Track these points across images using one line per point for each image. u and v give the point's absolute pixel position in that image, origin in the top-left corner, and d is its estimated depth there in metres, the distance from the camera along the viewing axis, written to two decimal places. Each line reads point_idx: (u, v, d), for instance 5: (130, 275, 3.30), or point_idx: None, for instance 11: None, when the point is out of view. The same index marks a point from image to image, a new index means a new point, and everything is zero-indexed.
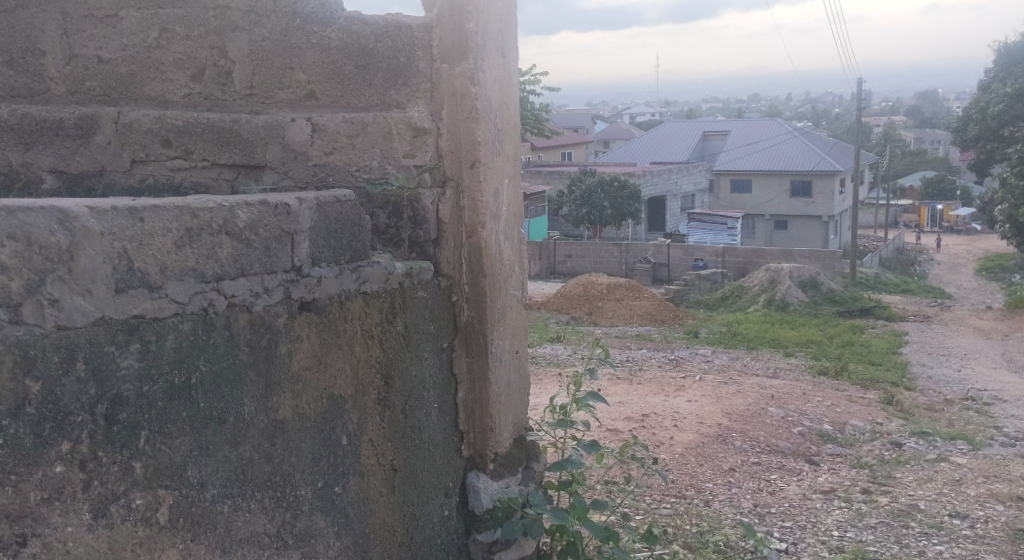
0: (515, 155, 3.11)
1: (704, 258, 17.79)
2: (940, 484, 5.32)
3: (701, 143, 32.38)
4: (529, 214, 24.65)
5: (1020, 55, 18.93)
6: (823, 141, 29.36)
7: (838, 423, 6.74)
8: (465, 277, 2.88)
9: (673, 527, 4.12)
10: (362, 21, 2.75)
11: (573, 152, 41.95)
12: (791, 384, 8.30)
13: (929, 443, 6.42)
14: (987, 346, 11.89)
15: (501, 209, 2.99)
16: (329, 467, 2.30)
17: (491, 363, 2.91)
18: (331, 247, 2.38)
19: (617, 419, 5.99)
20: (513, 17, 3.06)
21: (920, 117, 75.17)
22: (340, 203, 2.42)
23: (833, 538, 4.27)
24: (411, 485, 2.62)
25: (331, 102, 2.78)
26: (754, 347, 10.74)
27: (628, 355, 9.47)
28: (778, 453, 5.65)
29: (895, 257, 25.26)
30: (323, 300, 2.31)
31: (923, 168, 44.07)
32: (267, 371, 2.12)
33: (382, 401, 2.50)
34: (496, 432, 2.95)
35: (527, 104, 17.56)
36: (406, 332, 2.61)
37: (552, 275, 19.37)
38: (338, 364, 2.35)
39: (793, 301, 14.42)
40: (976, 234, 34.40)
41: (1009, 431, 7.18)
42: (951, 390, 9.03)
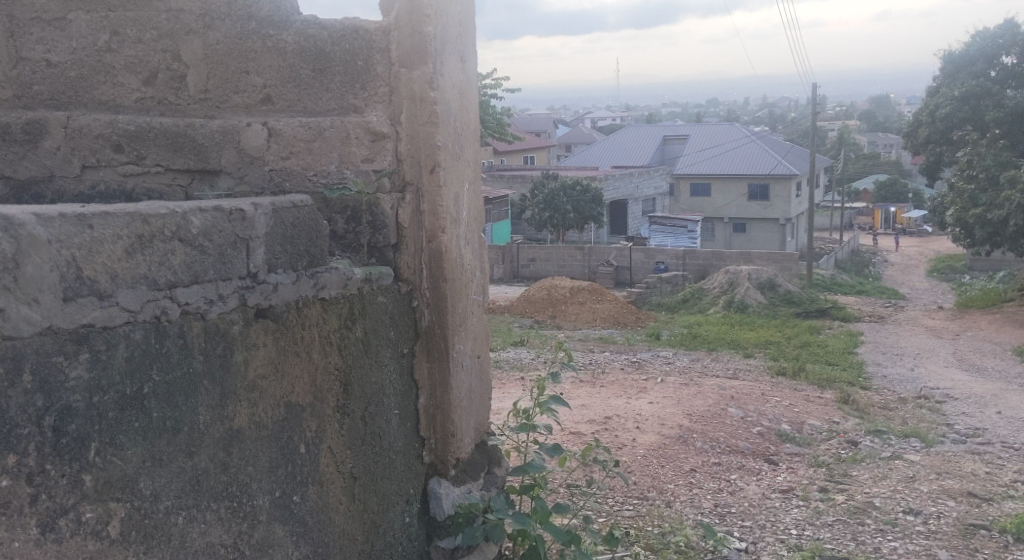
0: (475, 160, 3.11)
1: (665, 261, 17.96)
2: (894, 481, 5.43)
3: (661, 147, 32.69)
4: (492, 217, 24.64)
5: (964, 63, 17.86)
6: (780, 145, 29.80)
7: (795, 422, 6.84)
8: (425, 282, 2.87)
9: (635, 528, 4.16)
10: (318, 24, 2.72)
11: (536, 156, 42.11)
12: (750, 384, 8.42)
13: (883, 441, 6.55)
14: (939, 346, 12.15)
15: (461, 214, 2.98)
16: (287, 477, 2.28)
17: (452, 368, 2.90)
18: (287, 254, 2.34)
19: (580, 422, 6.03)
20: (471, 21, 3.06)
21: (873, 120, 76.64)
22: (296, 208, 2.39)
23: (792, 537, 4.33)
24: (371, 493, 2.59)
25: (287, 106, 2.76)
26: (714, 349, 10.88)
27: (591, 357, 9.53)
28: (738, 453, 5.73)
29: (849, 259, 25.76)
30: (280, 307, 2.29)
31: (877, 171, 44.98)
32: (222, 380, 2.08)
33: (340, 408, 2.48)
34: (456, 437, 2.94)
35: (488, 108, 17.52)
36: (365, 339, 2.60)
37: (514, 279, 19.41)
38: (295, 372, 2.33)
39: (751, 303, 14.59)
40: (927, 235, 35.23)
41: (959, 428, 7.36)
42: (905, 389, 9.22)
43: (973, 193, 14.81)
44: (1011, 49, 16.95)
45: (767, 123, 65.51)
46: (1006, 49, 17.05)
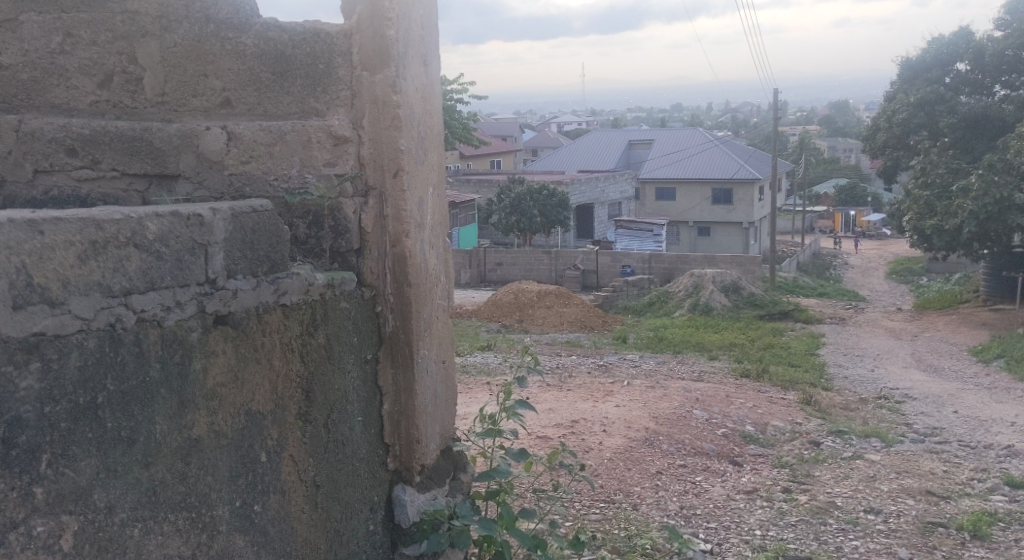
0: (439, 164, 3.09)
1: (632, 264, 18.06)
2: (855, 481, 5.51)
3: (626, 151, 32.87)
4: (459, 222, 24.58)
5: (920, 68, 17.56)
6: (743, 150, 30.14)
7: (760, 424, 6.91)
8: (389, 287, 2.84)
9: (602, 532, 4.16)
10: (279, 26, 2.69)
11: (502, 160, 42.11)
12: (715, 386, 8.50)
13: (845, 441, 6.65)
14: (898, 347, 12.38)
15: (425, 218, 2.96)
16: (248, 485, 2.24)
17: (417, 373, 2.88)
18: (247, 259, 2.30)
19: (547, 426, 6.03)
20: (434, 25, 3.04)
21: (832, 125, 77.94)
22: (256, 213, 2.35)
23: (756, 537, 4.37)
24: (334, 500, 2.56)
25: (247, 110, 2.72)
26: (680, 352, 10.95)
27: (558, 361, 9.54)
28: (704, 455, 5.77)
29: (811, 262, 26.14)
30: (240, 314, 2.25)
31: (837, 175, 45.72)
32: (180, 388, 2.05)
33: (302, 416, 2.45)
34: (421, 444, 2.91)
35: (454, 113, 17.46)
36: (327, 345, 2.57)
37: (481, 284, 19.38)
38: (256, 379, 2.29)
39: (716, 306, 14.73)
40: (886, 238, 35.90)
41: (918, 428, 7.50)
42: (865, 389, 9.37)
43: (928, 199, 15.09)
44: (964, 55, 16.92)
45: (731, 127, 66.21)
46: (959, 56, 16.93)
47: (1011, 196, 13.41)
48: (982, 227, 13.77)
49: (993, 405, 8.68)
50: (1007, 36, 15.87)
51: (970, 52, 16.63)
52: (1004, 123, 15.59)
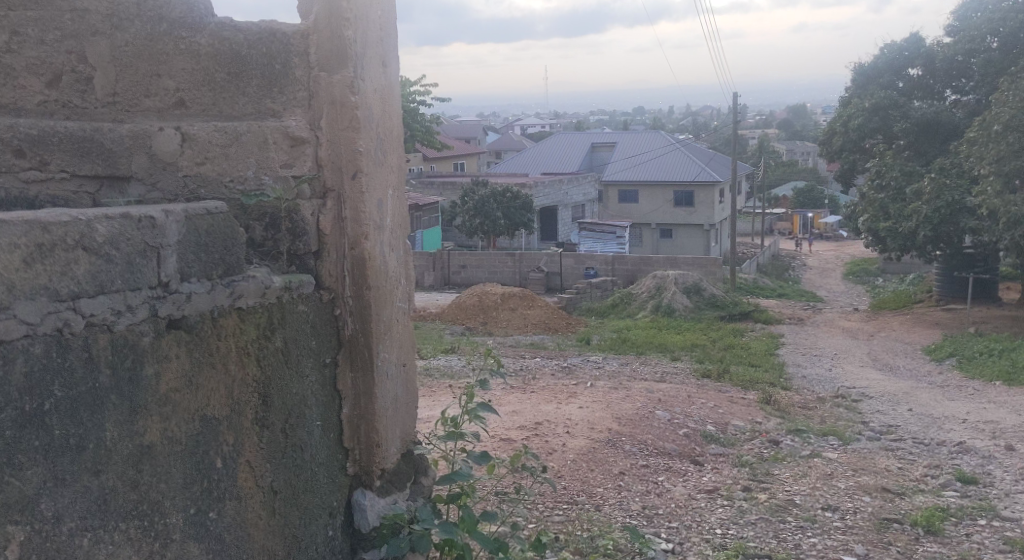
0: (398, 166, 3.07)
1: (595, 266, 18.17)
2: (813, 478, 5.59)
3: (589, 154, 33.02)
4: (422, 224, 24.50)
5: (872, 74, 17.79)
6: (704, 152, 30.44)
7: (720, 424, 6.98)
8: (348, 289, 2.81)
9: (565, 533, 4.17)
10: (234, 26, 2.66)
11: (466, 162, 42.07)
12: (677, 387, 8.58)
13: (803, 439, 6.76)
14: (854, 346, 12.61)
15: (385, 220, 2.94)
16: (203, 492, 2.21)
17: (377, 377, 2.86)
18: (202, 262, 2.27)
19: (510, 428, 6.03)
20: (393, 25, 3.03)
21: (791, 129, 79.22)
22: (210, 215, 2.32)
23: (716, 536, 4.41)
24: (293, 506, 2.53)
25: (201, 111, 2.68)
26: (643, 353, 11.02)
27: (522, 363, 9.54)
28: (665, 455, 5.82)
29: (770, 263, 26.52)
30: (194, 318, 2.22)
31: (796, 178, 46.47)
32: (131, 394, 2.00)
33: (260, 421, 2.42)
34: (382, 447, 2.89)
35: (417, 115, 17.39)
36: (285, 349, 2.54)
37: (445, 286, 19.33)
38: (211, 384, 2.25)
39: (678, 307, 14.86)
40: (843, 240, 36.57)
41: (874, 425, 7.64)
42: (823, 388, 9.52)
43: (883, 201, 15.37)
44: (915, 60, 17.26)
45: (691, 130, 66.89)
46: (910, 61, 17.32)
47: (962, 198, 13.73)
48: (936, 231, 14.04)
49: (946, 402, 8.88)
50: (956, 42, 16.17)
51: (921, 57, 17.07)
52: (954, 126, 15.98)
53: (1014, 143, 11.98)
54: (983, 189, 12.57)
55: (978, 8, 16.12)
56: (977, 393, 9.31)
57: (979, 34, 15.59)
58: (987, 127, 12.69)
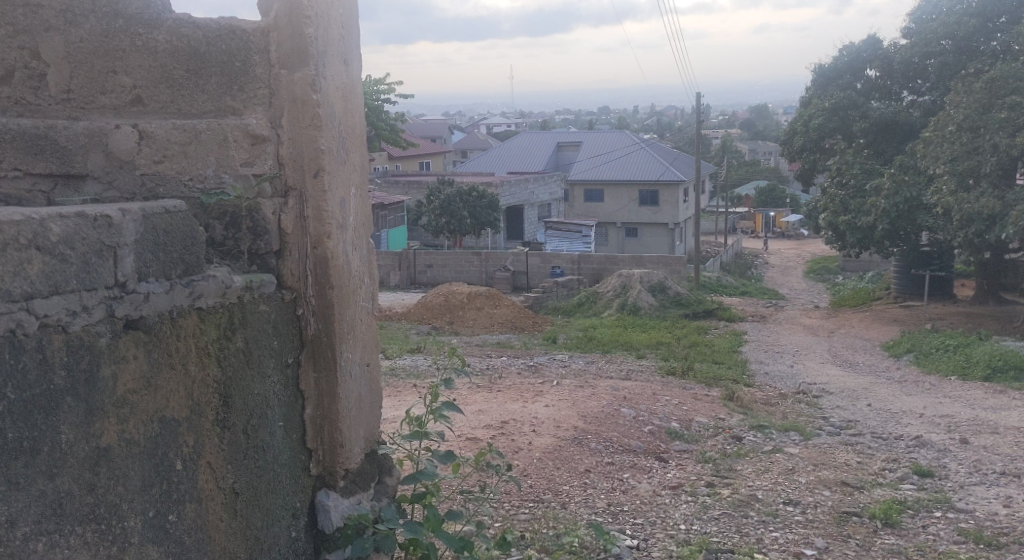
0: (361, 164, 3.05)
1: (561, 265, 18.24)
2: (775, 473, 5.67)
3: (555, 154, 33.07)
4: (387, 224, 24.38)
5: (832, 75, 18.08)
6: (668, 152, 30.64)
7: (684, 420, 7.05)
8: (310, 289, 2.79)
9: (531, 531, 4.18)
10: (192, 22, 2.63)
11: (431, 161, 41.91)
12: (642, 384, 8.65)
13: (765, 435, 6.85)
14: (815, 343, 12.82)
15: (348, 219, 2.92)
16: (161, 496, 2.18)
17: (340, 377, 2.84)
18: (159, 261, 2.23)
19: (476, 427, 6.02)
20: (355, 23, 3.01)
21: (753, 129, 80.41)
22: (168, 214, 2.29)
23: (680, 532, 4.46)
24: (254, 507, 2.51)
25: (159, 108, 2.65)
26: (609, 351, 11.08)
27: (489, 362, 9.55)
28: (631, 452, 5.86)
29: (733, 262, 26.81)
30: (151, 318, 2.19)
31: (758, 177, 47.06)
32: (87, 397, 1.97)
33: (220, 422, 2.39)
34: (345, 448, 2.87)
35: (381, 113, 17.28)
36: (246, 349, 2.51)
37: (411, 286, 19.25)
38: (170, 385, 2.23)
39: (643, 305, 14.97)
40: (803, 239, 37.15)
41: (834, 421, 7.78)
42: (785, 385, 9.66)
43: (843, 200, 15.61)
44: (873, 61, 17.55)
45: (655, 130, 67.33)
46: (868, 62, 17.60)
47: (919, 195, 14.01)
48: (893, 226, 14.29)
49: (904, 397, 9.06)
50: (912, 44, 16.41)
51: (879, 59, 17.36)
52: (910, 127, 16.31)
53: (968, 143, 12.27)
54: (937, 188, 12.85)
55: (933, 10, 16.36)
56: (933, 388, 9.52)
57: (934, 37, 15.77)
58: (943, 127, 12.97)
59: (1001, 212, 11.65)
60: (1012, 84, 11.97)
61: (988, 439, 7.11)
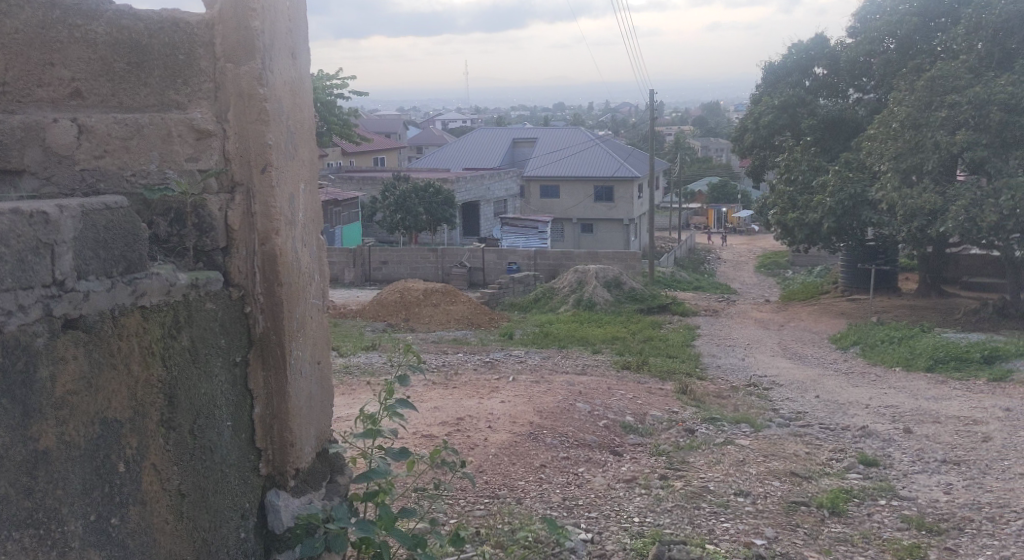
0: (310, 159, 3.01)
1: (517, 261, 18.26)
2: (726, 465, 5.76)
3: (510, 150, 33.06)
4: (341, 220, 24.15)
5: (781, 72, 18.40)
6: (622, 148, 30.84)
7: (639, 414, 7.12)
8: (258, 286, 2.74)
9: (486, 527, 4.18)
10: (133, 14, 2.57)
11: (386, 158, 41.59)
12: (597, 379, 8.72)
13: (716, 427, 6.95)
14: (766, 336, 13.04)
15: (296, 215, 2.87)
16: (103, 498, 2.13)
17: (289, 375, 2.80)
18: (100, 259, 2.18)
19: (431, 425, 5.98)
20: (302, 16, 2.97)
21: (705, 126, 81.52)
22: (109, 210, 2.23)
23: (634, 525, 4.49)
24: (202, 509, 2.46)
25: (99, 102, 2.58)
26: (565, 347, 11.12)
27: (445, 359, 9.52)
28: (586, 446, 5.90)
29: (687, 257, 27.13)
30: (92, 317, 2.13)
31: (711, 173, 47.67)
32: (24, 398, 1.91)
33: (165, 422, 2.34)
34: (295, 447, 2.83)
35: (334, 109, 17.07)
36: (192, 347, 2.47)
37: (366, 283, 19.09)
38: (112, 385, 2.18)
39: (598, 300, 15.07)
40: (755, 235, 37.77)
41: (784, 412, 7.93)
42: (736, 377, 9.81)
43: (792, 196, 15.90)
44: (820, 60, 17.89)
45: (610, 127, 67.73)
46: (816, 60, 17.93)
47: (864, 191, 14.33)
48: (839, 222, 14.58)
49: (850, 388, 9.28)
50: (858, 43, 16.72)
51: (825, 58, 17.68)
52: (858, 125, 16.70)
53: (911, 139, 12.61)
54: (882, 184, 13.15)
55: (876, 10, 16.74)
56: (879, 379, 9.77)
57: (878, 36, 16.08)
58: (887, 124, 13.29)
59: (942, 207, 11.98)
60: (951, 83, 12.31)
61: (930, 428, 7.31)
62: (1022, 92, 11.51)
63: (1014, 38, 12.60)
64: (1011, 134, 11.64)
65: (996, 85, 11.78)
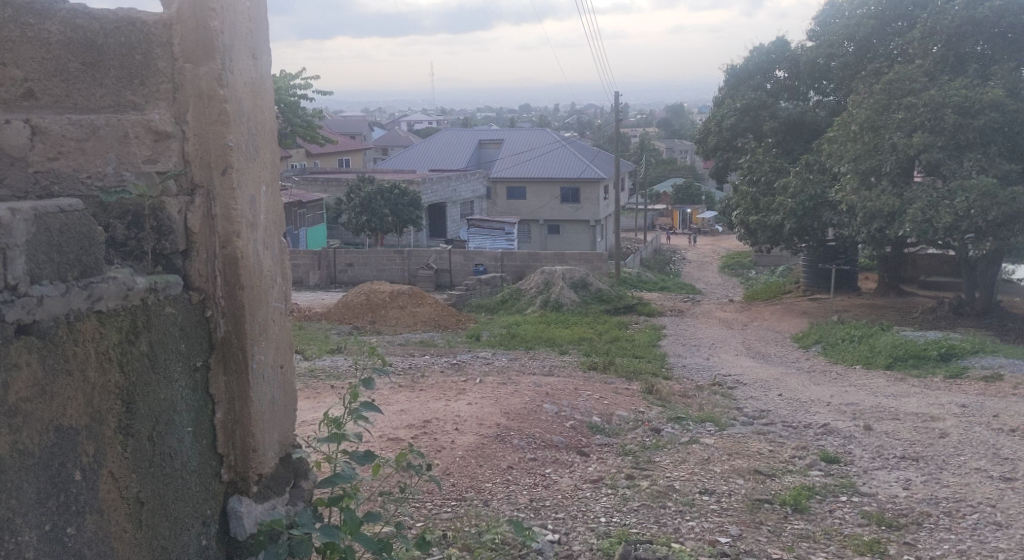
0: (273, 161, 2.98)
1: (484, 263, 18.25)
2: (691, 464, 5.81)
3: (477, 151, 33.00)
4: (306, 222, 23.96)
5: (743, 75, 18.55)
6: (588, 149, 30.95)
7: (605, 414, 7.15)
8: (219, 290, 2.71)
9: (453, 530, 4.17)
10: (88, 14, 2.52)
11: (352, 159, 41.35)
12: (564, 380, 8.74)
13: (682, 426, 7.01)
14: (730, 335, 13.19)
15: (259, 218, 2.83)
16: (59, 507, 2.08)
17: (252, 379, 2.77)
18: (53, 263, 2.14)
19: (397, 427, 5.95)
20: (263, 15, 2.92)
21: (670, 128, 82.14)
22: (64, 213, 2.19)
23: (601, 525, 4.51)
24: (161, 517, 2.42)
25: (53, 102, 2.53)
26: (532, 348, 11.14)
27: (412, 361, 9.48)
28: (553, 447, 5.92)
29: (652, 258, 27.33)
30: (46, 322, 2.08)
31: (676, 175, 48.04)
32: None
33: (123, 429, 2.30)
34: (258, 453, 2.80)
35: (298, 110, 16.92)
36: (151, 353, 2.42)
37: (331, 285, 18.95)
38: (67, 392, 2.13)
39: (565, 301, 15.12)
40: (719, 236, 38.18)
41: (748, 411, 8.02)
42: (701, 377, 9.90)
43: (755, 196, 16.09)
44: (782, 63, 18.15)
45: (575, 129, 67.94)
46: (777, 63, 18.20)
47: (825, 192, 14.55)
48: (800, 223, 14.80)
49: (813, 386, 9.42)
50: (817, 46, 16.96)
51: (787, 60, 17.96)
52: (817, 127, 16.98)
53: (869, 141, 12.84)
54: (842, 186, 13.37)
55: (836, 14, 17.02)
56: (840, 377, 9.93)
57: (837, 39, 16.33)
58: (846, 126, 13.53)
59: (900, 209, 12.20)
60: (909, 86, 12.56)
61: (889, 425, 7.44)
62: (975, 96, 11.76)
63: (968, 43, 12.89)
64: (965, 136, 11.90)
65: (950, 88, 12.05)
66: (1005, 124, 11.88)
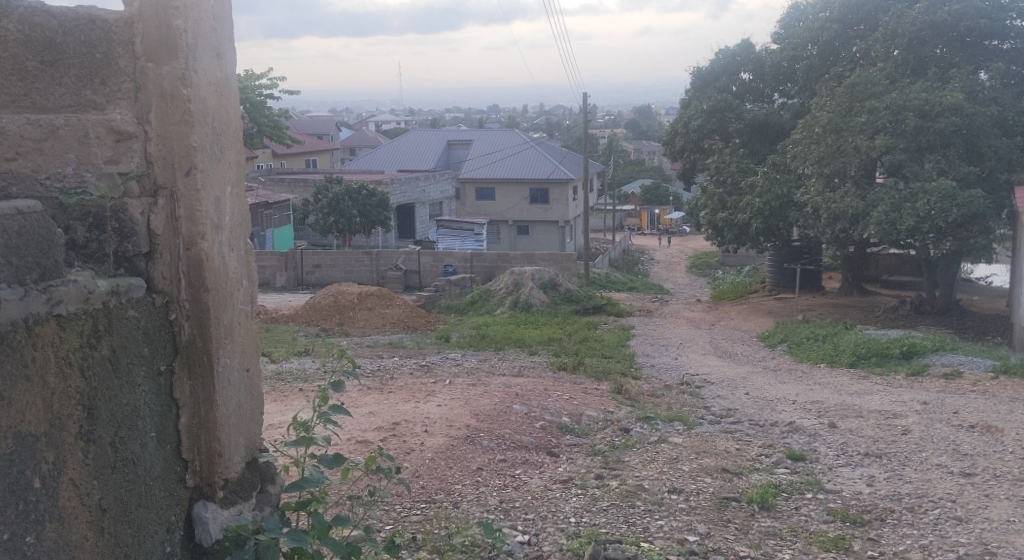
0: (238, 161, 2.94)
1: (453, 264, 18.20)
2: (660, 463, 5.84)
3: (446, 152, 32.90)
4: (272, 224, 23.72)
5: (709, 77, 18.69)
6: (557, 150, 31.03)
7: (575, 415, 7.17)
8: (184, 293, 2.68)
9: (422, 533, 4.15)
10: (46, 11, 2.45)
11: (319, 159, 41.02)
12: (534, 381, 8.75)
13: (651, 426, 7.05)
14: (698, 335, 13.30)
15: (223, 219, 2.80)
16: (17, 516, 2.04)
17: (217, 383, 2.73)
18: (12, 265, 2.09)
19: (366, 430, 5.91)
20: (228, 14, 2.89)
21: (637, 128, 82.67)
22: (22, 216, 2.14)
23: (570, 525, 4.52)
24: (124, 523, 2.38)
25: (9, 101, 2.45)
26: (501, 349, 11.13)
27: (381, 363, 9.42)
28: (523, 448, 5.92)
29: (621, 258, 27.49)
30: (4, 327, 2.03)
31: (643, 176, 48.36)
32: None
33: (85, 435, 2.25)
34: (224, 457, 2.76)
35: (264, 110, 16.78)
36: (113, 356, 2.38)
37: (298, 286, 18.78)
38: (26, 398, 2.09)
39: (535, 302, 15.13)
40: (686, 236, 38.49)
41: (715, 410, 8.09)
42: (670, 376, 9.97)
43: (722, 197, 16.25)
44: (748, 65, 18.33)
45: (544, 130, 68.07)
46: (743, 65, 18.37)
47: (790, 193, 14.73)
48: (767, 223, 14.97)
49: (779, 385, 9.53)
50: (782, 49, 17.17)
51: (752, 62, 18.14)
52: (782, 129, 17.21)
53: (833, 144, 13.04)
54: (808, 188, 13.58)
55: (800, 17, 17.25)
56: (806, 375, 10.06)
57: (802, 42, 16.60)
58: (810, 129, 13.72)
59: (863, 211, 12.41)
60: (871, 89, 12.76)
61: (853, 422, 7.56)
62: (934, 98, 11.94)
63: (928, 47, 13.11)
64: (925, 139, 12.11)
65: (910, 91, 12.23)
66: (963, 126, 11.99)
